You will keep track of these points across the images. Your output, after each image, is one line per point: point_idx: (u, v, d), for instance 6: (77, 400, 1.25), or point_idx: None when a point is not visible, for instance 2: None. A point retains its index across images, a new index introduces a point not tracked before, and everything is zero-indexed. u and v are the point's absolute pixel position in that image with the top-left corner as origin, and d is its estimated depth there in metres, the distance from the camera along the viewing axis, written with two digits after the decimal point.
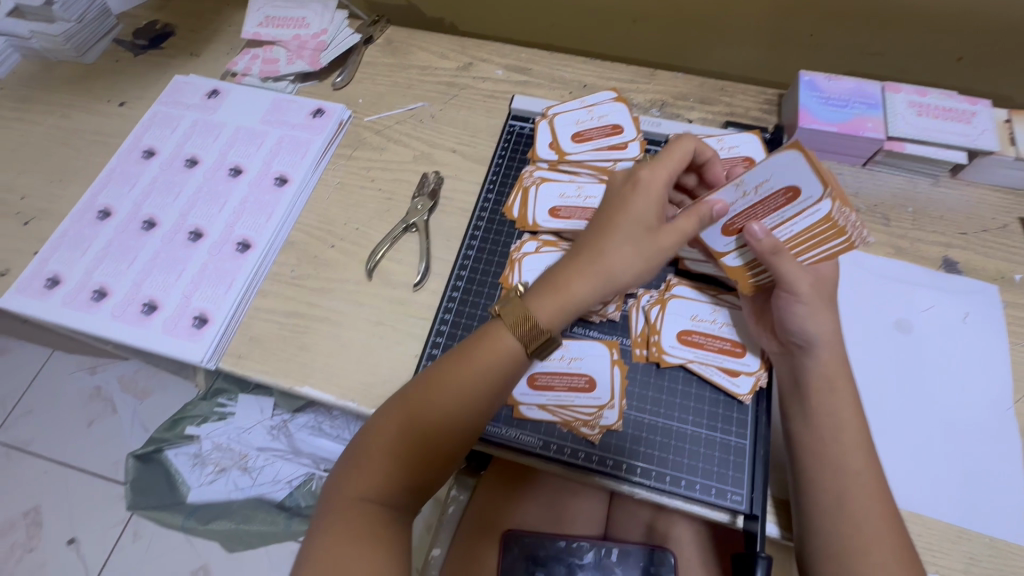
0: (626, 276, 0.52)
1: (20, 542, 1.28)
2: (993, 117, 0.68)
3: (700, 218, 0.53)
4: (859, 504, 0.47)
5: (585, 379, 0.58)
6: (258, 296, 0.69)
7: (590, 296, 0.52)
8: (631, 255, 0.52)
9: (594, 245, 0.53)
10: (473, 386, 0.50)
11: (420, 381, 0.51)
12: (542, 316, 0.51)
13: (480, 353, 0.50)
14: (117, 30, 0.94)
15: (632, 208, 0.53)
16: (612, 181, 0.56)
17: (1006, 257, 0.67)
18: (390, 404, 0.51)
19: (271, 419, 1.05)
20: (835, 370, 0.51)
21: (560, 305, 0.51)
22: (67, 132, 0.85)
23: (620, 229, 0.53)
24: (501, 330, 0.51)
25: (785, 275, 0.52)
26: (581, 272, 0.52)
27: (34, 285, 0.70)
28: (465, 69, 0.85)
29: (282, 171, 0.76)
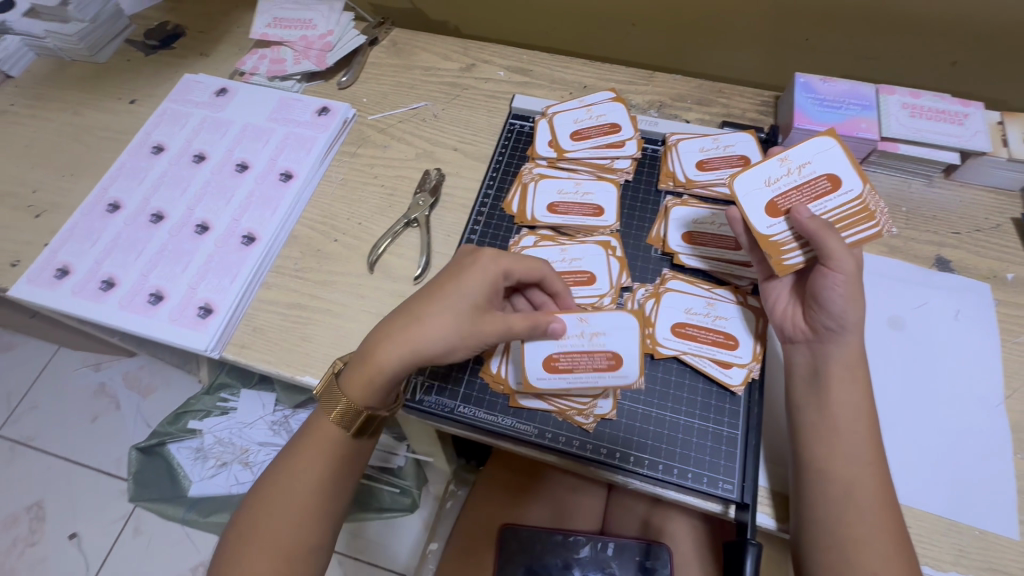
0: (435, 347, 0.51)
1: (23, 535, 1.29)
2: (986, 119, 0.70)
3: (535, 325, 0.52)
4: (864, 494, 0.48)
5: (608, 357, 0.53)
6: (262, 288, 0.71)
7: (395, 367, 0.51)
8: (448, 321, 0.51)
9: (410, 314, 0.52)
10: (315, 479, 0.52)
11: (264, 488, 0.52)
12: (357, 396, 0.52)
13: (311, 445, 0.53)
14: (129, 30, 0.97)
15: (461, 287, 0.52)
16: (457, 257, 0.56)
17: (999, 256, 0.68)
18: (237, 525, 0.52)
19: (273, 415, 1.09)
20: (855, 361, 0.52)
21: (366, 379, 0.52)
22: (79, 128, 0.87)
23: (445, 301, 0.52)
24: (324, 419, 0.54)
25: (829, 250, 0.51)
26: (388, 343, 0.52)
27: (44, 276, 0.72)
28: (467, 70, 0.86)
29: (287, 167, 0.78)
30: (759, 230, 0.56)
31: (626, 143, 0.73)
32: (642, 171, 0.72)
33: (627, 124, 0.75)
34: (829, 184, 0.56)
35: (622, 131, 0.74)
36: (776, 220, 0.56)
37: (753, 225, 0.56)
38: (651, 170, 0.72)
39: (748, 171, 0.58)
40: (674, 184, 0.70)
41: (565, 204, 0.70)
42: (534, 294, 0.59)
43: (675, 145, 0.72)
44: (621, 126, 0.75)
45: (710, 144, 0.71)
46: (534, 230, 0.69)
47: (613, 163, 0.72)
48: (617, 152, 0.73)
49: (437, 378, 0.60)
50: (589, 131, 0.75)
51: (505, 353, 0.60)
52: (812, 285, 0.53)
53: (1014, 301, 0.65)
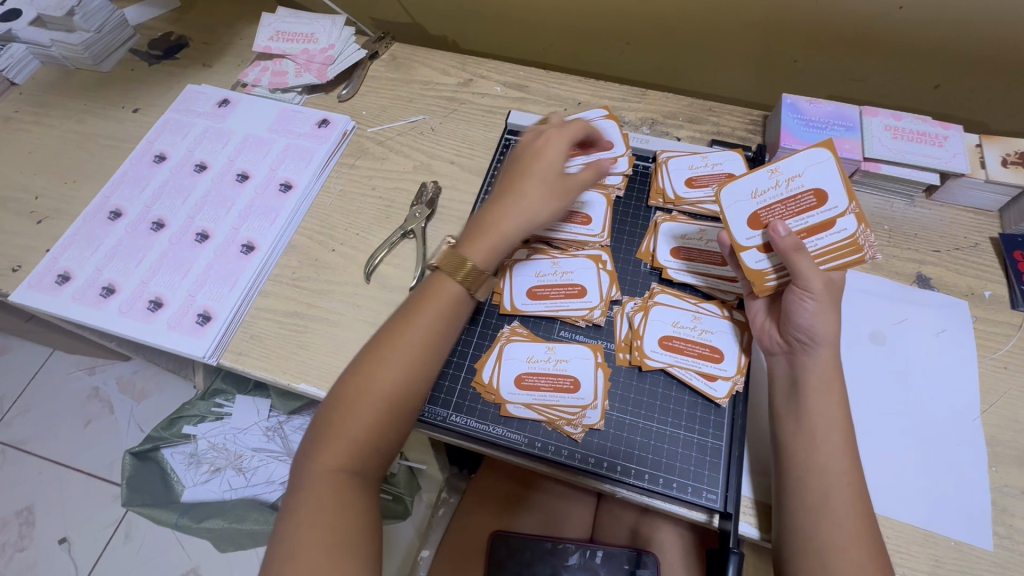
0: (547, 215, 0.62)
1: (12, 540, 1.29)
2: (964, 141, 0.72)
3: (597, 172, 0.64)
4: (840, 502, 0.49)
5: (569, 380, 0.60)
6: (260, 297, 0.72)
7: (513, 232, 0.60)
8: (545, 200, 0.61)
9: (512, 192, 0.61)
10: (422, 343, 0.55)
11: (371, 351, 0.55)
12: (478, 254, 0.58)
13: (425, 308, 0.56)
14: (133, 40, 0.99)
15: (545, 159, 0.63)
16: (522, 143, 0.66)
17: (977, 274, 0.70)
18: (344, 384, 0.53)
19: (268, 420, 1.10)
20: (831, 373, 0.53)
21: (493, 242, 0.59)
22: (82, 136, 0.89)
23: (537, 177, 0.62)
24: (442, 280, 0.57)
25: (799, 274, 0.53)
26: (507, 211, 0.60)
27: (45, 281, 0.73)
28: (465, 85, 0.89)
29: (287, 178, 0.80)
30: (737, 240, 0.59)
31: (618, 160, 0.75)
32: (633, 187, 0.74)
33: (619, 141, 0.77)
34: (815, 201, 0.57)
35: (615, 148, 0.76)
36: (755, 233, 0.58)
37: (732, 235, 0.59)
38: (642, 186, 0.74)
39: (734, 181, 0.59)
40: (663, 201, 0.72)
41: None
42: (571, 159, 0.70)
43: (666, 162, 0.74)
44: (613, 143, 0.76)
45: (698, 162, 0.73)
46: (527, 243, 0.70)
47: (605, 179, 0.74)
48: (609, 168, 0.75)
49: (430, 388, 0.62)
50: None
51: (497, 364, 0.62)
52: (783, 303, 0.56)
53: (991, 317, 0.67)
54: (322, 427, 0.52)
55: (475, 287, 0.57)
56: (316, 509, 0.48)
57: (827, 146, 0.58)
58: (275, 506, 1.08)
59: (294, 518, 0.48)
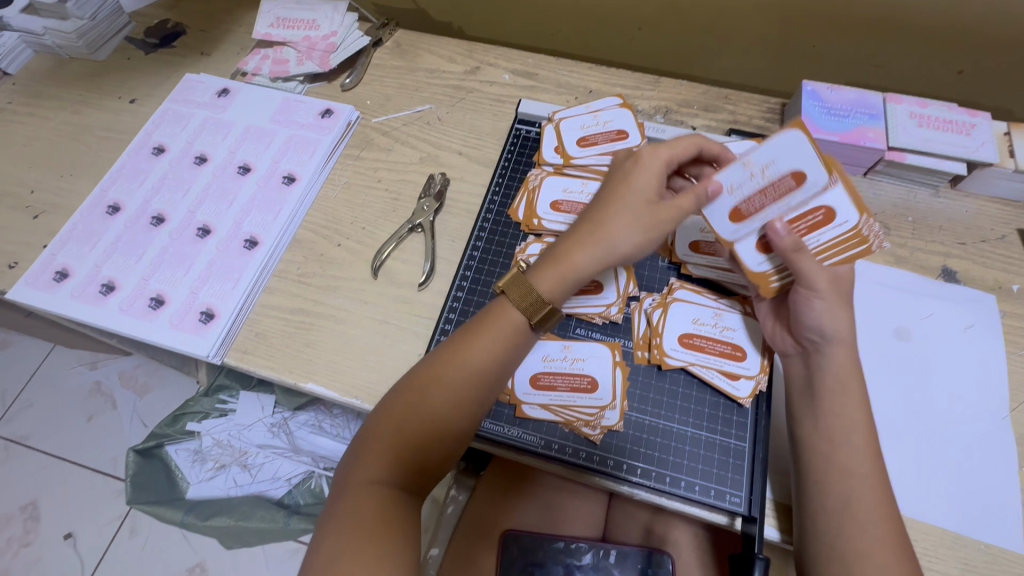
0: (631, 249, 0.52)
1: (17, 535, 1.28)
2: (992, 129, 0.69)
3: (698, 197, 0.52)
4: (864, 507, 0.47)
5: (586, 380, 0.58)
6: (264, 293, 0.70)
7: (591, 269, 0.52)
8: (634, 230, 0.52)
9: (597, 218, 0.53)
10: (475, 371, 0.51)
11: (424, 370, 0.52)
12: (544, 287, 0.52)
13: (483, 334, 0.52)
14: (129, 28, 0.95)
15: (634, 182, 0.53)
16: (615, 162, 0.57)
17: (1004, 267, 0.68)
18: (395, 397, 0.52)
19: (272, 417, 1.06)
20: (849, 372, 0.51)
21: (560, 276, 0.52)
22: (78, 128, 0.86)
23: (627, 205, 0.53)
24: (505, 310, 0.53)
25: (803, 273, 0.51)
26: (580, 244, 0.53)
27: (42, 278, 0.71)
28: (472, 73, 0.86)
29: (289, 170, 0.77)
30: (748, 266, 0.56)
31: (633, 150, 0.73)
32: None
33: (634, 130, 0.74)
34: (824, 216, 0.52)
35: (629, 138, 0.73)
36: (764, 256, 0.55)
37: (716, 233, 0.55)
38: None
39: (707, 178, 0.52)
40: None
41: (569, 203, 0.70)
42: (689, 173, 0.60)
43: None
44: (628, 132, 0.74)
45: None
46: (539, 237, 0.70)
47: None
48: None
49: None
50: (595, 137, 0.74)
51: None
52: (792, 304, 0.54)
53: (1019, 312, 0.65)
54: (368, 438, 0.51)
55: (537, 318, 0.52)
56: (357, 518, 0.46)
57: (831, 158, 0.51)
58: (281, 502, 1.08)
59: (333, 525, 0.47)
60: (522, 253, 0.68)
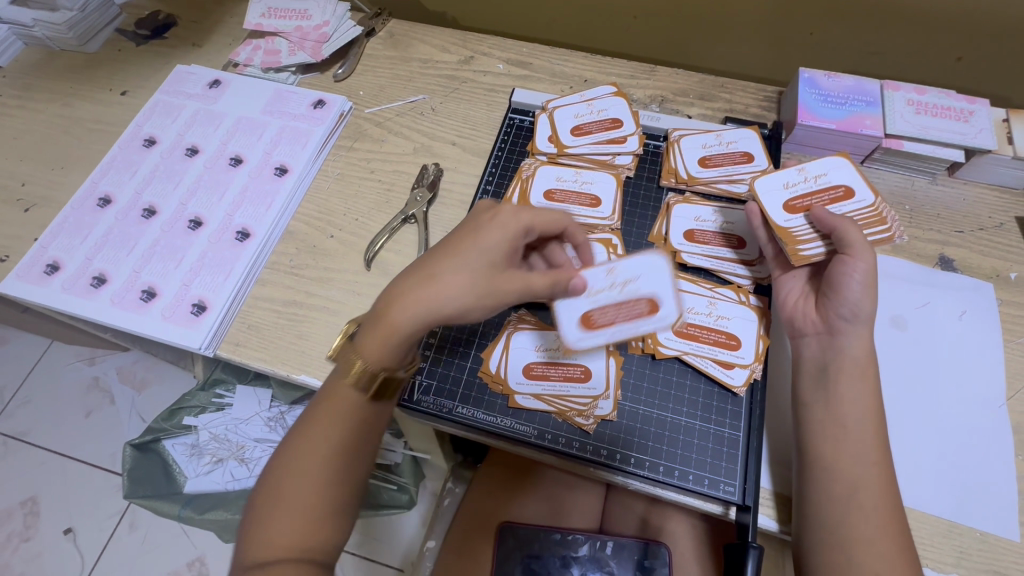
0: (461, 310, 0.48)
1: (17, 530, 1.28)
2: (991, 116, 0.69)
3: (557, 282, 0.51)
4: (869, 495, 0.47)
5: (579, 370, 0.58)
6: (257, 285, 0.69)
7: (413, 330, 0.47)
8: (467, 290, 0.48)
9: (429, 270, 0.49)
10: (341, 434, 0.47)
11: (278, 460, 0.47)
12: (370, 358, 0.47)
13: (326, 409, 0.48)
14: (119, 19, 0.94)
15: (483, 238, 0.50)
16: (472, 215, 0.54)
17: (1002, 255, 0.67)
18: (272, 469, 0.47)
19: (269, 411, 1.08)
20: (865, 355, 0.51)
21: (384, 340, 0.47)
22: (68, 121, 0.85)
23: (469, 261, 0.49)
24: (338, 383, 0.48)
25: (849, 239, 0.52)
26: (408, 297, 0.47)
27: (33, 272, 0.70)
28: (466, 63, 0.85)
29: (282, 161, 0.76)
30: (776, 222, 0.58)
31: (627, 139, 0.72)
32: (643, 167, 0.71)
33: (629, 119, 0.73)
34: (844, 194, 0.59)
35: (624, 127, 0.73)
36: (793, 216, 0.58)
37: (563, 335, 0.53)
38: (653, 166, 0.71)
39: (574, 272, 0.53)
40: (676, 181, 0.69)
41: (562, 192, 0.69)
42: (552, 250, 0.58)
43: (677, 141, 0.71)
44: (622, 121, 0.73)
45: (712, 140, 0.70)
46: None
47: (614, 159, 0.71)
48: (618, 148, 0.72)
49: (435, 379, 0.59)
50: (590, 126, 0.73)
51: (504, 353, 0.60)
52: (829, 273, 0.53)
53: (1016, 301, 0.64)
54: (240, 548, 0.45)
55: (372, 387, 0.48)
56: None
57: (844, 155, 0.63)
58: None
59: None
60: None
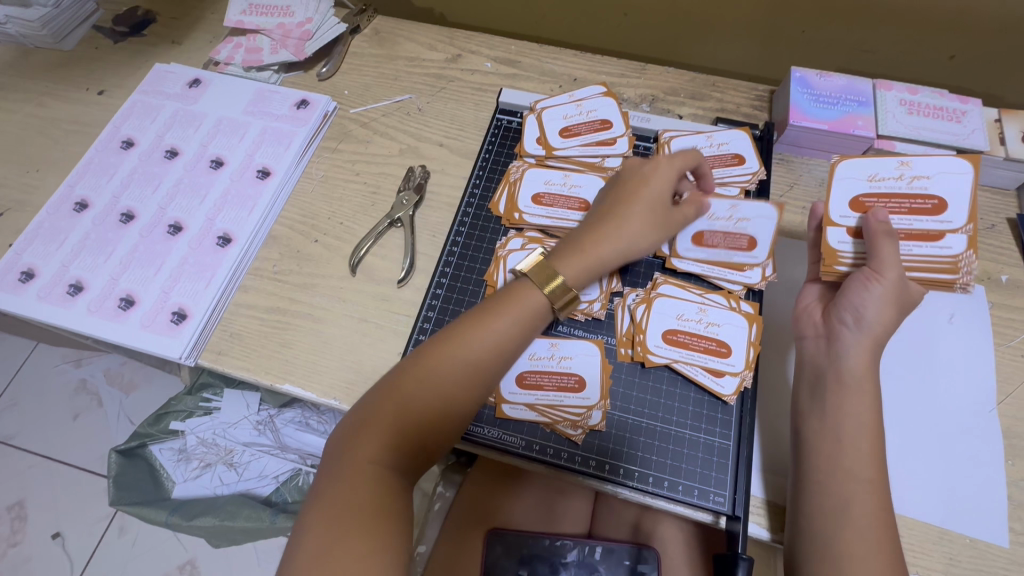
0: (647, 240, 0.57)
1: (4, 535, 1.26)
2: (983, 116, 0.68)
3: (699, 208, 0.59)
4: (861, 510, 0.47)
5: (573, 379, 0.57)
6: (239, 292, 0.68)
7: (611, 259, 0.56)
8: (642, 228, 0.57)
9: (615, 209, 0.57)
10: (470, 369, 0.51)
11: (426, 352, 0.51)
12: (572, 276, 0.55)
13: (474, 340, 0.51)
14: (96, 16, 0.92)
15: (653, 183, 0.57)
16: (630, 163, 0.61)
17: (993, 258, 0.67)
18: (392, 379, 0.51)
19: (257, 414, 1.05)
20: (866, 370, 0.50)
21: (584, 266, 0.55)
22: (44, 121, 0.83)
23: (642, 200, 0.57)
24: (525, 288, 0.54)
25: (880, 255, 0.51)
26: (605, 238, 0.56)
27: (7, 279, 0.68)
28: (453, 61, 0.83)
29: (264, 164, 0.75)
30: (830, 213, 0.57)
31: (617, 141, 0.71)
32: None
33: (618, 120, 0.72)
34: (931, 207, 0.55)
35: (613, 128, 0.72)
36: (852, 214, 0.57)
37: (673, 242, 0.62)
38: None
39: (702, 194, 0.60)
40: None
41: (551, 196, 0.68)
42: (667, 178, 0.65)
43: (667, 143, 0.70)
44: (612, 122, 0.72)
45: (703, 142, 0.69)
46: (521, 232, 0.68)
47: (604, 161, 0.70)
48: (608, 150, 0.70)
49: None
50: (578, 127, 0.72)
51: None
52: (846, 282, 0.53)
53: (1008, 303, 0.64)
54: (360, 419, 0.50)
55: (560, 303, 0.54)
56: (342, 505, 0.45)
57: (969, 160, 0.55)
58: (268, 500, 1.06)
59: (316, 513, 0.45)
60: (502, 249, 0.66)
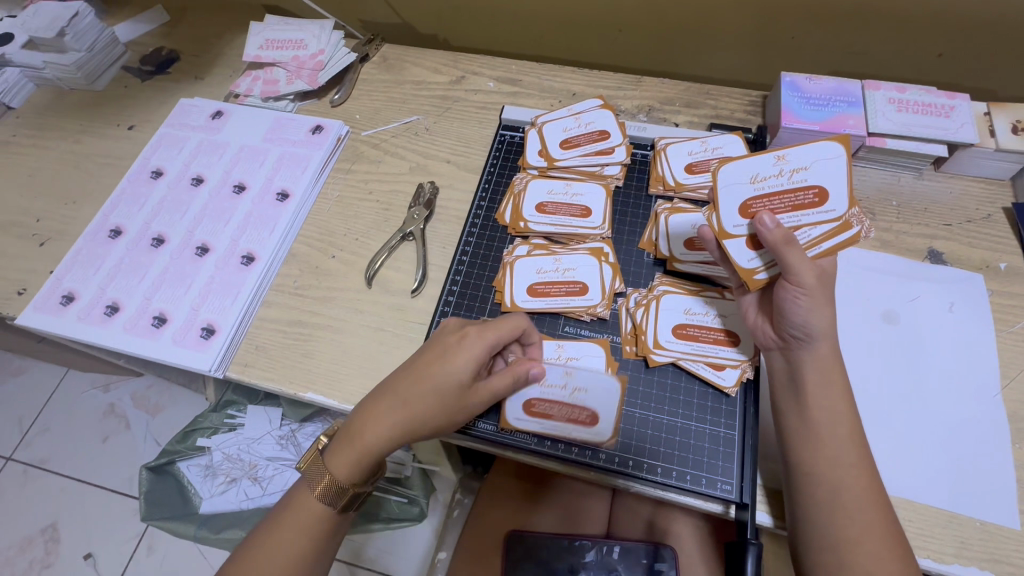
0: (424, 427, 0.52)
1: (38, 557, 1.30)
2: (972, 110, 0.70)
3: (515, 379, 0.53)
4: (851, 496, 0.48)
5: (584, 416, 0.56)
6: (263, 307, 0.72)
7: (384, 445, 0.52)
8: (432, 410, 0.51)
9: (413, 380, 0.52)
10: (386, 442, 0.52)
11: (357, 422, 0.52)
12: (378, 438, 0.51)
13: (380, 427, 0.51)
14: (125, 57, 0.98)
15: (448, 368, 0.51)
16: (445, 329, 0.55)
17: (991, 247, 0.68)
18: (332, 445, 0.53)
19: (280, 429, 1.10)
20: (831, 365, 0.51)
21: (356, 458, 0.51)
22: (79, 156, 0.89)
23: (435, 380, 0.51)
24: (379, 419, 0.52)
25: (791, 266, 0.51)
26: (380, 418, 0.52)
27: (50, 303, 0.73)
28: (457, 82, 0.88)
29: (283, 186, 0.79)
30: (722, 224, 0.57)
31: (615, 150, 0.74)
32: (632, 177, 0.74)
33: (616, 130, 0.76)
34: (814, 199, 0.54)
35: (611, 137, 0.75)
36: (743, 221, 0.56)
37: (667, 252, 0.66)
38: (641, 175, 0.74)
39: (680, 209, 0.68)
40: (664, 189, 0.71)
41: (554, 204, 0.72)
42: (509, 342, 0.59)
43: (664, 150, 0.73)
44: (610, 133, 0.75)
45: (698, 147, 0.72)
46: (526, 239, 0.71)
47: (603, 170, 0.74)
48: (606, 158, 0.74)
49: None
50: (578, 139, 0.76)
51: None
52: (776, 298, 0.53)
53: (1007, 290, 0.65)
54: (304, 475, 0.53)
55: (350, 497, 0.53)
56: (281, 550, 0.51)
57: (840, 141, 0.55)
58: None
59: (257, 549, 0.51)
60: (509, 255, 0.69)
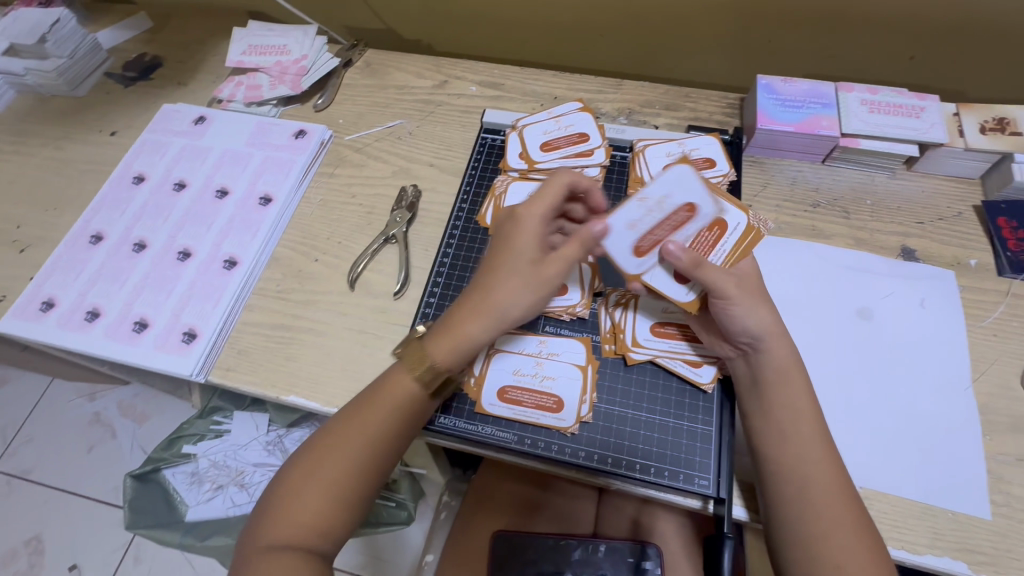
0: (511, 307, 0.54)
1: (22, 570, 1.28)
2: (942, 111, 0.71)
3: (584, 242, 0.54)
4: (818, 491, 0.49)
5: (553, 400, 0.59)
6: (245, 311, 0.72)
7: (479, 335, 0.54)
8: (517, 289, 0.54)
9: (486, 276, 0.55)
10: (394, 415, 0.54)
11: (366, 395, 0.54)
12: (466, 335, 0.54)
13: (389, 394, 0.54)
14: (107, 63, 0.98)
15: (517, 246, 0.55)
16: (500, 222, 0.59)
17: (962, 244, 0.70)
18: (332, 427, 0.54)
19: (267, 435, 1.09)
20: (786, 363, 0.53)
21: (452, 345, 0.54)
22: (61, 162, 0.89)
23: (509, 264, 0.55)
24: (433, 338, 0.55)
25: (713, 283, 0.52)
26: (472, 314, 0.54)
27: (30, 309, 0.73)
28: (440, 87, 0.88)
29: (266, 190, 0.79)
30: (630, 272, 0.56)
31: (595, 152, 0.75)
32: (611, 178, 0.75)
33: (595, 132, 0.77)
34: (688, 213, 0.56)
35: (591, 140, 0.76)
36: (642, 260, 0.56)
37: None
38: (620, 176, 0.75)
39: None
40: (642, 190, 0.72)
41: None
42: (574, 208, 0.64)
43: (642, 151, 0.75)
44: (589, 135, 0.77)
45: (675, 148, 0.74)
46: None
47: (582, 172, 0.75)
48: (586, 160, 0.75)
49: None
50: (558, 141, 0.77)
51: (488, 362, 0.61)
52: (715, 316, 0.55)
53: (977, 286, 0.67)
54: (302, 463, 0.52)
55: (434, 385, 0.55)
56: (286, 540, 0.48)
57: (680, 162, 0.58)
58: None
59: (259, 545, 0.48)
60: None
